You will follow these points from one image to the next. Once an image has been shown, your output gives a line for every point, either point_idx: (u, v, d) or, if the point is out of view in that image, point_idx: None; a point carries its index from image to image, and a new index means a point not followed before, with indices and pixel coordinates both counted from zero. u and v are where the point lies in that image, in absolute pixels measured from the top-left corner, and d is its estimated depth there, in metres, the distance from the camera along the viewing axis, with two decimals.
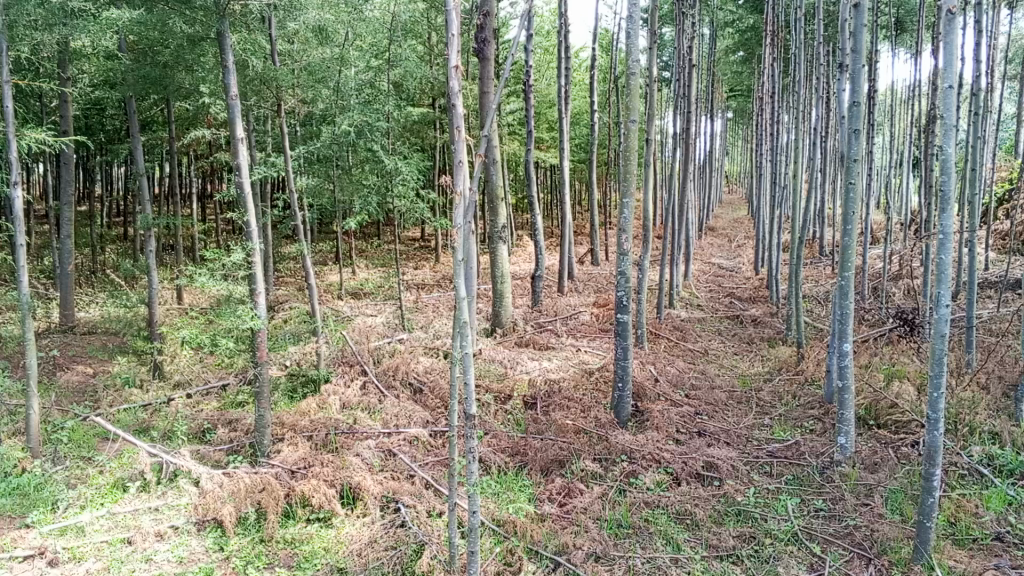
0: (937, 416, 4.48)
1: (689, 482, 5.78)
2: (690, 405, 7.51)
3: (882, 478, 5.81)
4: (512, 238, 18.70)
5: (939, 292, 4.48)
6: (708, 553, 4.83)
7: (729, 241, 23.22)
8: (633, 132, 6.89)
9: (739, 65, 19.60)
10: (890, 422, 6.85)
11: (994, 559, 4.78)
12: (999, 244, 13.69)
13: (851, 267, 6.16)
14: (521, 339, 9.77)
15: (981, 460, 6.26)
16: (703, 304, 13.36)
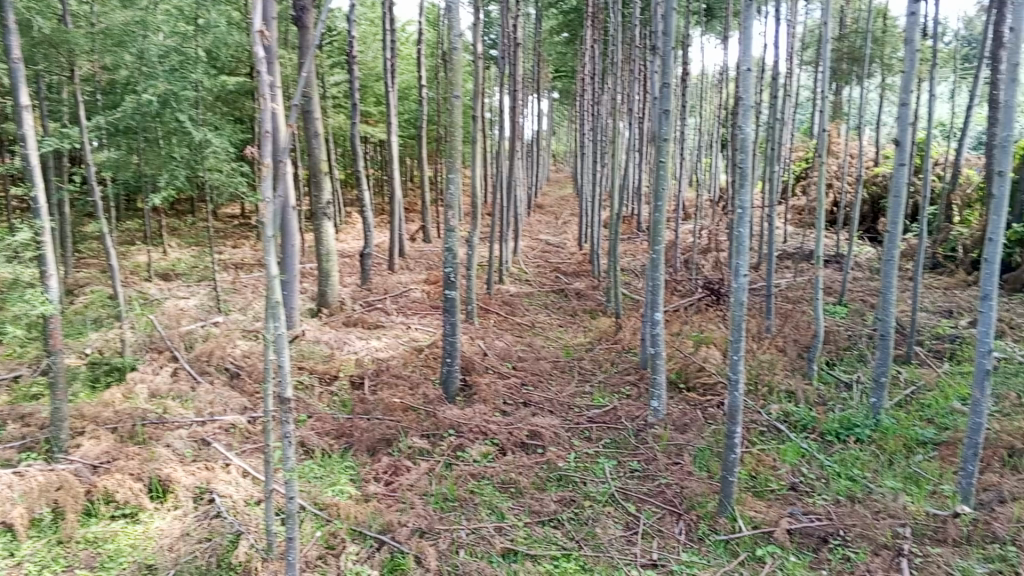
0: (738, 377, 4.79)
1: (514, 452, 5.89)
2: (516, 376, 7.64)
3: (691, 438, 6.18)
4: (340, 215, 18.28)
5: (738, 262, 4.78)
6: (531, 519, 4.94)
7: (556, 218, 23.77)
8: (456, 107, 6.85)
9: (563, 45, 19.96)
10: (699, 385, 7.30)
11: (790, 507, 5.19)
12: (796, 218, 14.85)
13: (662, 240, 6.46)
14: (349, 318, 9.54)
15: (779, 417, 6.78)
16: (530, 279, 13.60)
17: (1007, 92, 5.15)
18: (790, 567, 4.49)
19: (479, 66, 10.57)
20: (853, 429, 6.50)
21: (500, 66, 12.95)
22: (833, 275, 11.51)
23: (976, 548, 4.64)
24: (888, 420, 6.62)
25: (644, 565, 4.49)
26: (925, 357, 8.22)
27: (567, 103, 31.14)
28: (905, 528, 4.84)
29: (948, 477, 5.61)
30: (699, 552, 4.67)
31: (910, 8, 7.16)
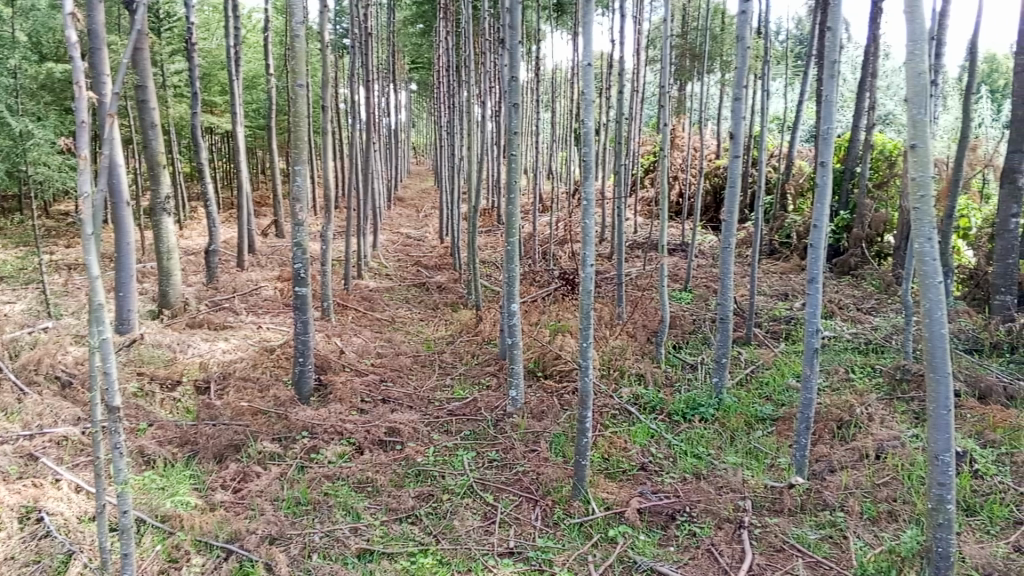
0: (587, 364, 4.90)
1: (371, 450, 5.79)
2: (374, 373, 7.52)
3: (547, 425, 6.29)
4: (183, 210, 17.40)
5: (586, 253, 4.88)
6: (388, 517, 4.88)
7: (416, 211, 23.59)
8: (301, 97, 6.60)
9: (417, 36, 19.73)
10: (556, 372, 7.43)
11: (640, 487, 5.36)
12: (646, 209, 15.38)
13: (515, 232, 6.52)
14: (195, 319, 9.10)
15: (630, 400, 7.01)
16: (389, 273, 13.43)
17: (828, 88, 5.55)
18: (641, 546, 4.64)
19: (328, 55, 10.30)
20: (698, 409, 6.80)
21: (352, 56, 12.69)
22: (680, 263, 12.00)
23: (808, 516, 4.94)
24: (730, 399, 6.96)
25: (501, 554, 4.53)
26: (763, 338, 8.70)
27: (424, 94, 30.90)
28: (746, 501, 5.09)
29: (784, 451, 5.96)
30: (554, 537, 4.75)
31: (743, 7, 7.53)
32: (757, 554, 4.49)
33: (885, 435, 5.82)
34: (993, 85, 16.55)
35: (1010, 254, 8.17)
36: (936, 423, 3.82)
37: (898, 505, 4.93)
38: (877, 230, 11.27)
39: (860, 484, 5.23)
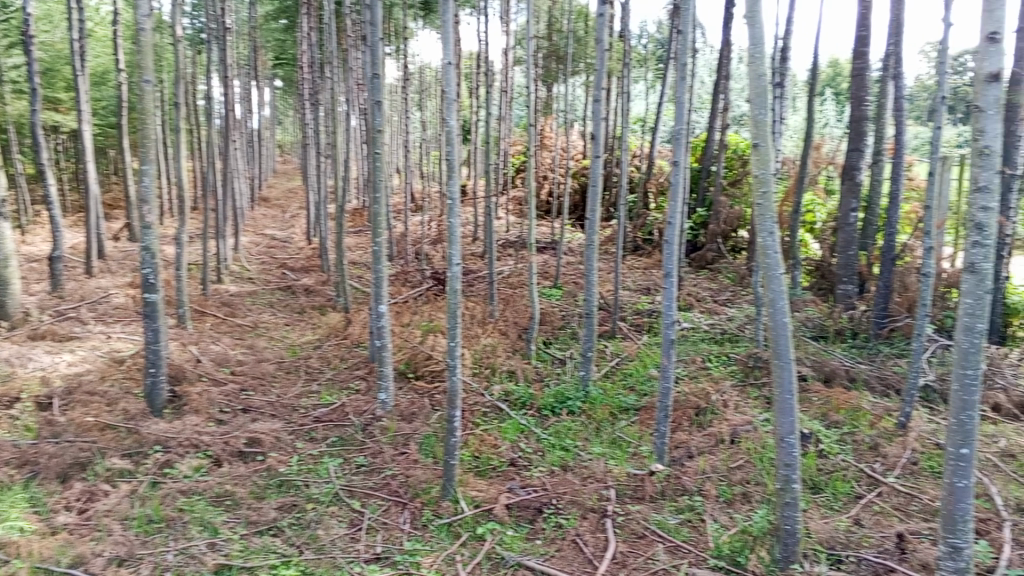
0: (456, 362, 4.89)
1: (230, 462, 5.58)
2: (235, 382, 7.24)
3: (416, 427, 6.23)
4: (24, 214, 16.23)
5: (451, 252, 4.86)
6: (247, 530, 4.71)
7: (283, 211, 22.93)
8: (148, 92, 6.24)
9: (281, 32, 18.84)
10: (426, 373, 7.37)
11: (509, 482, 5.38)
12: (516, 207, 15.52)
13: (381, 233, 6.43)
14: (36, 330, 8.50)
15: (501, 397, 7.04)
16: (253, 276, 12.96)
17: (680, 90, 5.77)
18: (509, 541, 4.66)
19: (182, 51, 9.84)
20: (566, 402, 6.90)
21: (208, 52, 12.18)
22: (549, 260, 12.16)
23: (669, 501, 5.10)
24: (597, 391, 7.11)
25: (368, 560, 4.46)
26: (627, 331, 8.93)
27: (289, 91, 30.08)
28: (610, 490, 5.20)
29: (647, 439, 6.14)
30: (422, 539, 4.71)
31: (601, 9, 7.70)
32: (620, 542, 4.60)
33: (739, 420, 6.09)
34: (835, 88, 17.64)
35: (851, 246, 8.72)
36: (781, 407, 3.99)
37: (752, 486, 5.16)
38: (732, 225, 11.80)
39: (716, 468, 5.44)
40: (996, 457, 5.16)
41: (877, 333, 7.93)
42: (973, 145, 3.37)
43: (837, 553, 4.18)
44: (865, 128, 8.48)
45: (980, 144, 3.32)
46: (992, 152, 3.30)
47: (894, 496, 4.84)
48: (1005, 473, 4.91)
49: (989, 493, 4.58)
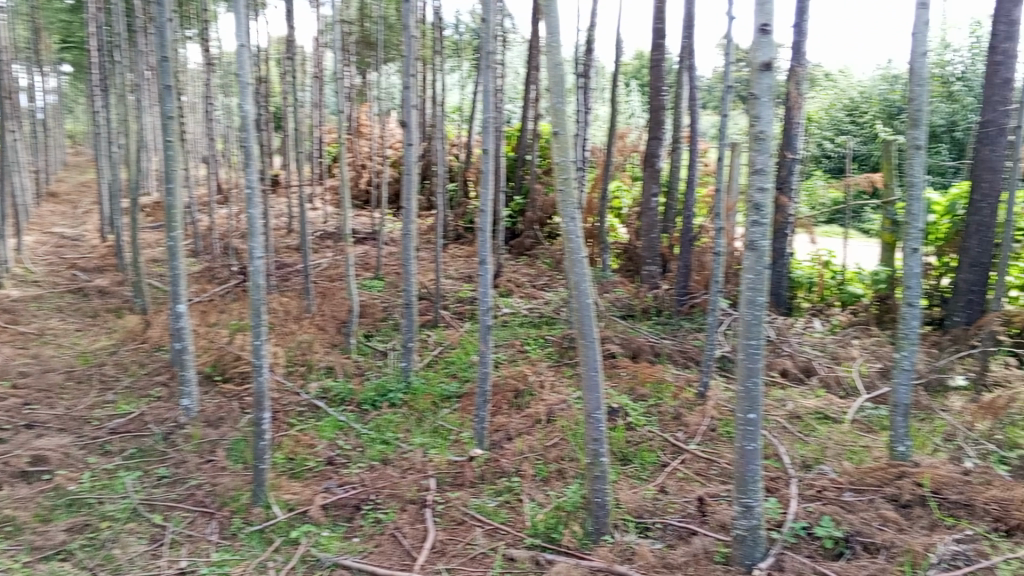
0: (262, 362, 4.67)
1: (10, 485, 5.07)
2: (16, 396, 6.58)
3: (224, 432, 5.92)
4: None
5: (252, 245, 4.64)
6: (32, 558, 4.30)
7: (74, 207, 21.09)
8: None
9: (66, 12, 16.77)
10: (236, 374, 7.02)
11: (326, 482, 5.23)
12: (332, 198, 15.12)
13: (178, 227, 6.03)
14: None
15: (317, 394, 6.82)
16: (39, 279, 11.82)
17: (484, 77, 5.77)
18: (325, 542, 4.53)
19: None
20: (387, 395, 6.79)
21: None
22: (367, 251, 11.93)
23: (487, 485, 5.13)
24: (417, 381, 7.05)
25: None
26: (448, 319, 8.91)
27: (78, 76, 27.71)
28: (429, 480, 5.17)
29: (467, 426, 6.16)
30: (232, 549, 4.49)
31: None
32: (439, 531, 4.58)
33: (555, 400, 6.22)
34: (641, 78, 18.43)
35: (654, 229, 9.15)
36: (587, 384, 4.09)
37: (567, 463, 5.29)
38: (547, 212, 12.08)
39: (534, 448, 5.52)
40: (784, 419, 5.58)
41: (680, 309, 8.38)
42: (750, 131, 3.56)
43: (645, 521, 4.35)
44: (664, 117, 8.87)
45: (756, 129, 3.52)
46: (767, 137, 3.51)
47: (696, 462, 5.10)
48: (792, 433, 5.32)
49: (778, 453, 4.94)
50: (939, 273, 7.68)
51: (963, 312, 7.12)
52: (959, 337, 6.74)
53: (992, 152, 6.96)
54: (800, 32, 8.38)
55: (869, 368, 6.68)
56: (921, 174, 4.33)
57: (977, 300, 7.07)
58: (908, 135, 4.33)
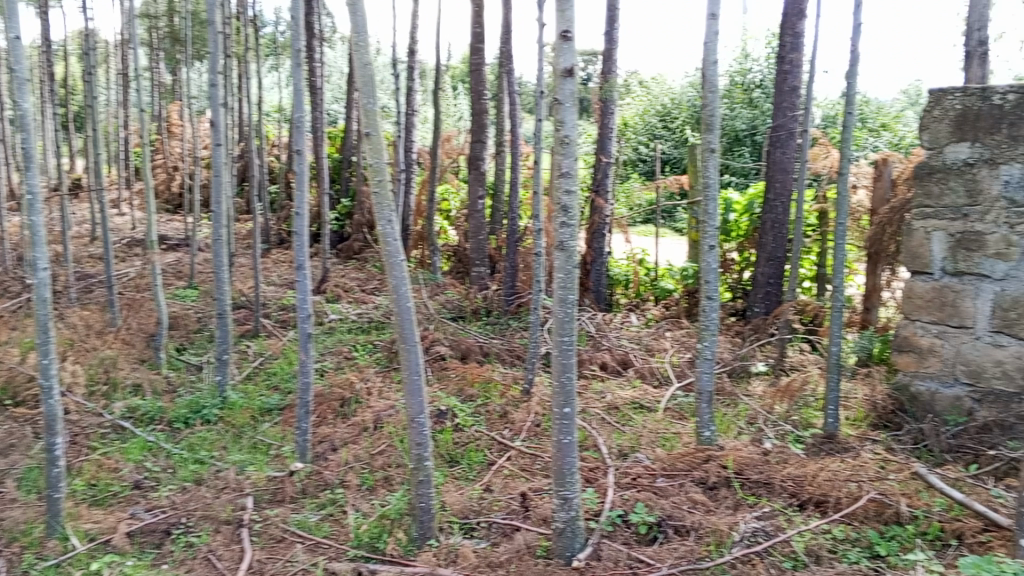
0: (51, 383, 4.30)
1: None
2: None
3: (14, 460, 5.41)
4: None
5: (36, 256, 4.25)
6: None
7: None
8: None
9: None
10: (28, 398, 6.43)
11: (131, 508, 4.89)
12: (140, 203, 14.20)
13: None
14: None
15: (123, 415, 6.37)
16: None
17: (295, 75, 5.50)
18: (130, 572, 4.23)
19: None
20: (201, 411, 6.44)
21: None
22: (180, 258, 11.29)
23: (310, 499, 4.98)
24: (235, 395, 6.73)
25: None
26: (270, 328, 8.56)
27: None
28: (246, 498, 4.94)
29: (289, 439, 5.95)
30: None
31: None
32: (257, 551, 4.38)
33: (381, 406, 6.13)
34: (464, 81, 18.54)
35: (481, 231, 9.21)
36: (409, 389, 4.00)
37: (392, 470, 5.21)
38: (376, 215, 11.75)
39: (359, 457, 5.42)
40: (603, 411, 5.77)
41: (507, 309, 8.48)
42: (556, 135, 3.64)
43: (469, 522, 4.35)
44: (485, 120, 8.95)
45: (561, 134, 3.61)
46: (572, 141, 3.60)
47: (521, 458, 5.17)
48: (611, 425, 5.50)
49: (596, 444, 5.09)
50: (741, 267, 8.25)
51: (763, 303, 7.67)
52: (760, 327, 7.22)
53: (782, 154, 7.51)
54: (611, 39, 8.71)
55: (680, 359, 7.03)
56: (716, 175, 4.59)
57: (775, 291, 7.64)
58: (703, 139, 4.59)
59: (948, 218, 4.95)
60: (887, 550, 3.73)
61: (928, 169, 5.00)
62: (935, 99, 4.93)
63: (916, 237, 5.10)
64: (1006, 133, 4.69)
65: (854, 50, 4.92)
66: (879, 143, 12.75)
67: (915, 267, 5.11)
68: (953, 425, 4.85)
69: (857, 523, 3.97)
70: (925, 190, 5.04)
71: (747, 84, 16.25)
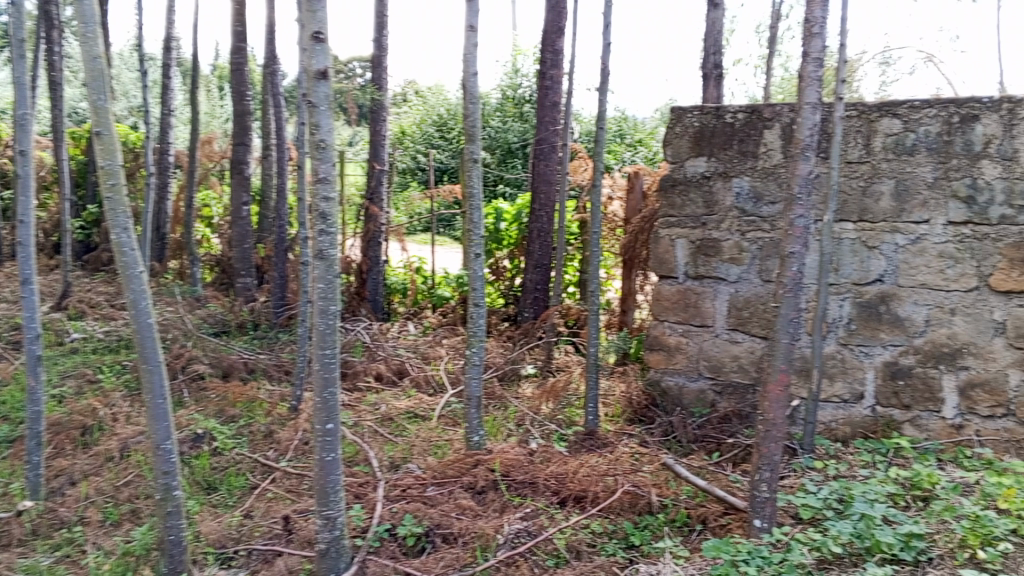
0: None
1: None
2: None
3: None
4: None
5: None
6: None
7: None
8: None
9: None
10: None
11: None
12: None
13: None
14: None
15: None
16: None
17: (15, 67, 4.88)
18: None
19: None
20: None
21: None
22: None
23: (41, 540, 4.47)
24: None
25: None
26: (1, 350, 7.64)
27: None
28: None
29: (18, 475, 5.32)
30: None
31: None
32: None
33: (130, 432, 5.64)
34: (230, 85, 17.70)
35: (246, 239, 8.77)
36: (153, 413, 3.70)
37: (141, 502, 4.80)
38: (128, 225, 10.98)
39: (102, 490, 4.94)
40: (375, 423, 5.67)
41: (277, 322, 8.13)
42: (310, 138, 3.46)
43: (227, 552, 4.09)
44: (249, 123, 8.55)
45: (317, 137, 3.44)
46: (329, 146, 3.46)
47: (286, 479, 4.93)
48: (382, 436, 5.42)
49: (366, 458, 4.98)
50: (512, 274, 8.52)
51: (532, 308, 7.91)
52: (528, 331, 7.43)
53: (546, 166, 7.84)
54: (380, 46, 8.65)
55: (453, 366, 7.07)
56: (479, 186, 4.64)
57: (542, 297, 7.91)
58: (465, 149, 4.62)
59: (689, 226, 5.33)
60: (641, 539, 3.95)
61: (671, 181, 5.34)
62: (676, 117, 5.29)
63: (662, 244, 5.43)
64: (736, 148, 5.13)
65: (605, 67, 5.18)
66: (636, 158, 13.69)
67: (662, 272, 5.44)
68: (698, 416, 5.25)
69: (614, 516, 4.16)
70: (668, 201, 5.38)
71: (518, 98, 16.96)
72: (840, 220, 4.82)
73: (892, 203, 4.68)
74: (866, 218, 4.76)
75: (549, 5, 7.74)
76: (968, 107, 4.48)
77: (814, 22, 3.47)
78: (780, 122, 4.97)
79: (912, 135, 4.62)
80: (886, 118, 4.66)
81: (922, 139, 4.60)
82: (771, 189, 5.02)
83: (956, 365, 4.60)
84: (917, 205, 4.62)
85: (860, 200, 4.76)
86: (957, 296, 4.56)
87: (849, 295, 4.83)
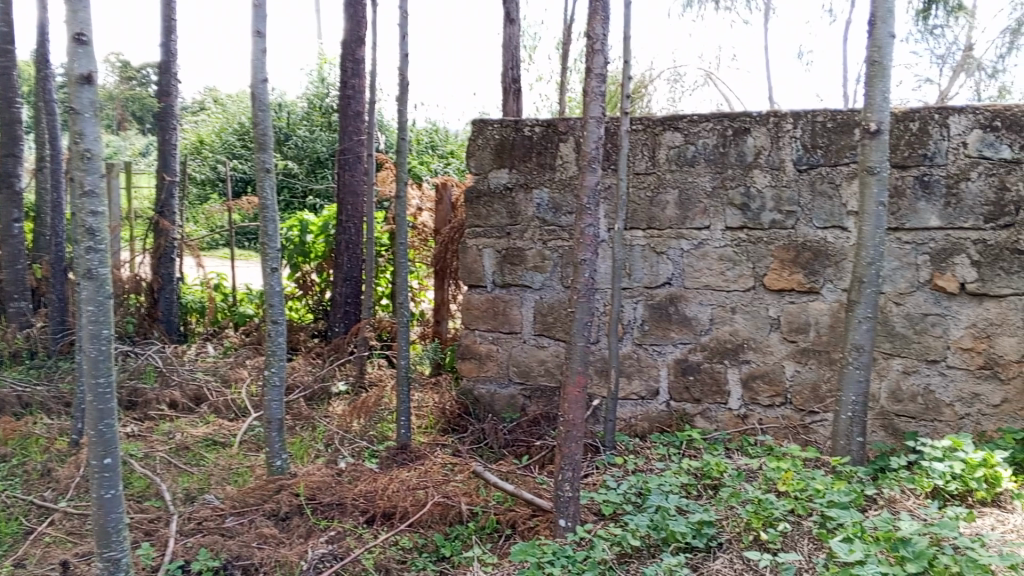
0: None
1: None
2: None
3: None
4: None
5: None
6: None
7: None
8: None
9: None
10: None
11: None
12: None
13: None
14: None
15: None
16: None
17: None
18: None
19: None
20: None
21: None
22: None
23: None
24: None
25: None
26: None
27: None
28: None
29: None
30: None
31: None
32: None
33: None
34: None
35: (18, 260, 7.99)
36: None
37: None
38: None
39: None
40: (168, 453, 5.33)
41: (55, 350, 7.46)
42: (73, 147, 3.17)
43: None
44: None
45: (80, 146, 3.15)
46: (95, 156, 3.19)
47: (66, 521, 4.51)
48: (176, 467, 5.09)
49: (158, 492, 4.66)
50: (321, 288, 8.29)
51: (342, 322, 7.74)
52: (339, 345, 7.26)
53: (353, 177, 7.73)
54: (168, 51, 8.20)
55: (256, 387, 6.78)
56: (274, 197, 4.46)
57: (353, 310, 7.75)
58: (257, 159, 4.43)
59: (494, 236, 5.41)
60: (451, 550, 3.95)
61: (476, 192, 5.39)
62: (478, 130, 5.35)
63: (469, 254, 5.47)
64: (536, 161, 5.27)
65: (403, 77, 5.16)
66: (446, 168, 13.84)
67: (471, 281, 5.48)
68: (509, 422, 5.34)
69: (423, 529, 4.13)
70: (474, 212, 5.43)
71: (325, 108, 16.66)
72: (631, 227, 5.06)
73: (677, 211, 4.97)
74: (654, 225, 5.02)
75: (348, 15, 7.65)
76: (740, 121, 4.82)
77: (596, 39, 3.62)
78: (574, 135, 5.15)
79: (692, 147, 4.92)
80: (669, 132, 4.94)
81: (701, 151, 4.91)
82: (568, 200, 5.19)
83: (738, 359, 4.94)
84: (699, 212, 4.93)
85: (648, 208, 5.02)
86: (736, 296, 4.91)
87: (641, 298, 5.08)
